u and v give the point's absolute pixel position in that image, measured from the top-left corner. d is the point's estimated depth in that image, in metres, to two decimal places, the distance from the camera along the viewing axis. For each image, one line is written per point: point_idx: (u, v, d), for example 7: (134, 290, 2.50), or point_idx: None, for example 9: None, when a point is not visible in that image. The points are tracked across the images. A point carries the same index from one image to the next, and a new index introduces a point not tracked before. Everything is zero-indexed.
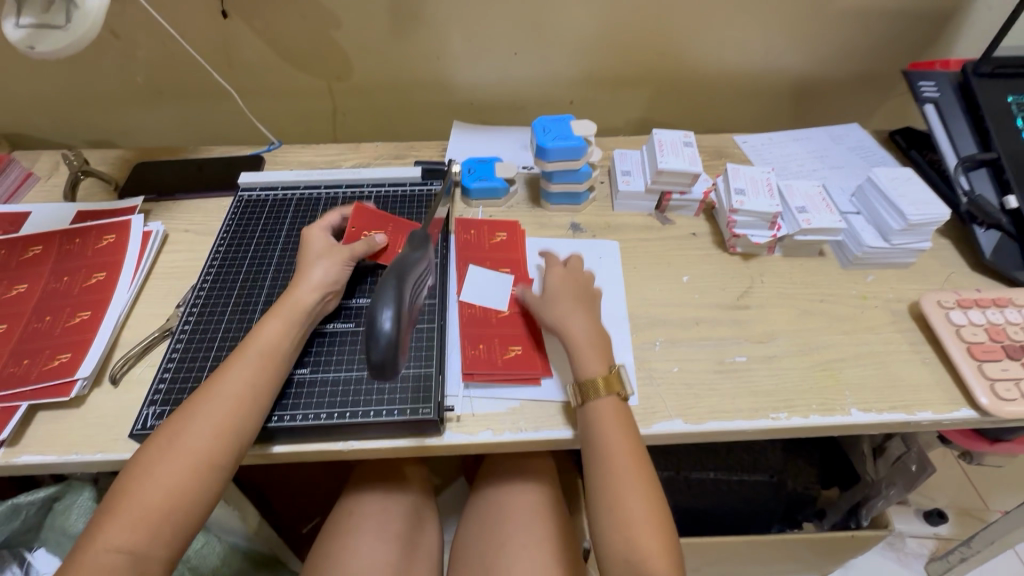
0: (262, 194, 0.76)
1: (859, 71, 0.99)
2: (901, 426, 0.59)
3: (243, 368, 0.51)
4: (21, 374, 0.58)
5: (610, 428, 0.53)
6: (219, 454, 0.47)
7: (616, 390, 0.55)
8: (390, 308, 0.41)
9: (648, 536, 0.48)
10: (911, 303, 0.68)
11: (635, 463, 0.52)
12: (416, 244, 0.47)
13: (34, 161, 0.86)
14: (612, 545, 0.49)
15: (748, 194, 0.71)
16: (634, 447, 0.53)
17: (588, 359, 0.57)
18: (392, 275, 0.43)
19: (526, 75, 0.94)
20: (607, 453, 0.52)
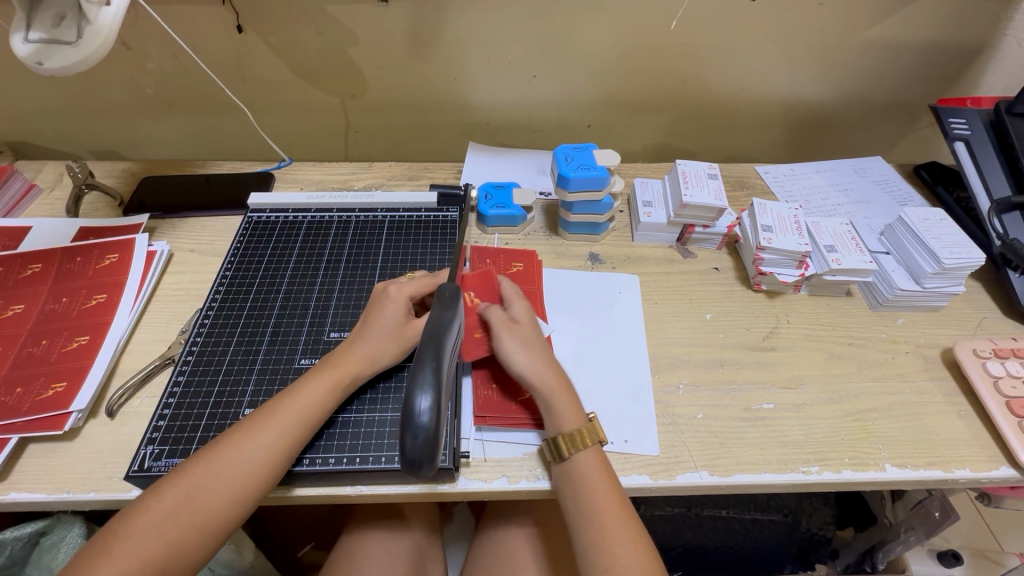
0: (271, 216, 0.73)
1: (883, 104, 0.97)
2: (936, 484, 0.56)
3: (281, 430, 0.48)
4: (13, 404, 0.55)
5: (594, 481, 0.49)
6: (232, 516, 0.44)
7: (594, 440, 0.51)
8: (428, 395, 0.41)
9: None
10: (943, 349, 0.66)
11: (619, 510, 0.48)
12: (445, 303, 0.47)
13: (38, 173, 0.83)
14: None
15: (775, 231, 0.69)
16: (615, 492, 0.49)
17: (560, 410, 0.52)
18: (431, 352, 0.43)
19: (544, 98, 0.93)
20: (589, 504, 0.48)
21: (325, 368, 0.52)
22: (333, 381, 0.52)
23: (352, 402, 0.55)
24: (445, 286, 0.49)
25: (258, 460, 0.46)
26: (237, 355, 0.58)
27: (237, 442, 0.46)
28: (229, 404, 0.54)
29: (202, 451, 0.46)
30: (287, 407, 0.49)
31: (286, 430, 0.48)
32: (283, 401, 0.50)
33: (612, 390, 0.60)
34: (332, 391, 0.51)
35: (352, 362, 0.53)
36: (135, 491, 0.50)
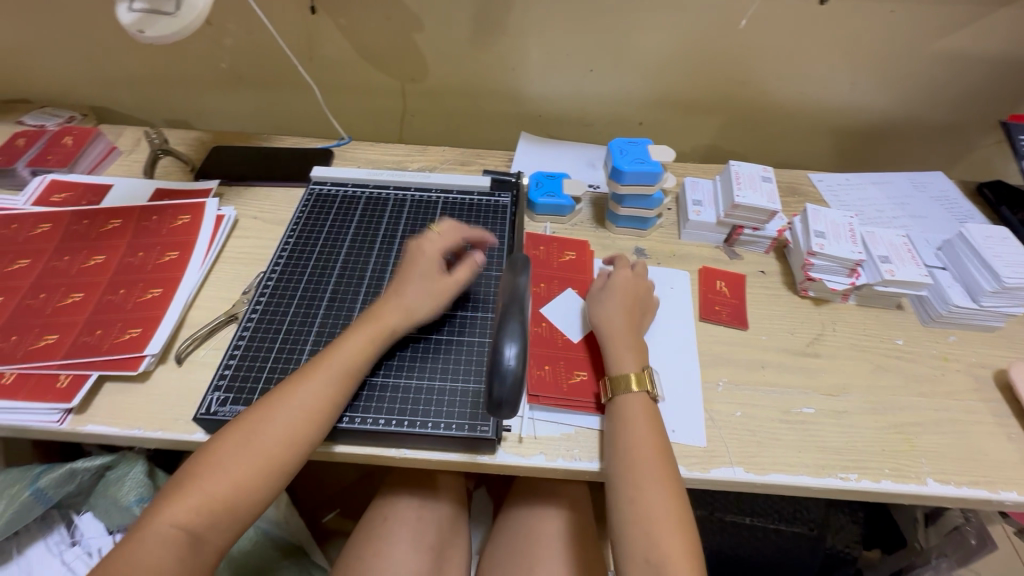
0: (332, 190, 0.77)
1: (948, 118, 0.94)
2: (980, 504, 0.55)
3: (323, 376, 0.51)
4: (94, 344, 0.59)
5: (637, 428, 0.52)
6: (288, 459, 0.48)
7: (646, 388, 0.55)
8: (514, 346, 0.47)
9: (671, 540, 0.47)
10: (996, 370, 0.64)
11: (661, 464, 0.50)
12: (518, 269, 0.54)
13: (118, 136, 0.89)
14: (634, 549, 0.47)
15: (828, 237, 0.68)
16: (661, 453, 0.51)
17: (621, 355, 0.57)
18: (514, 309, 0.50)
19: (599, 92, 0.93)
20: (636, 447, 0.51)
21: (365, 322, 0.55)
22: (373, 335, 0.54)
23: (394, 367, 0.57)
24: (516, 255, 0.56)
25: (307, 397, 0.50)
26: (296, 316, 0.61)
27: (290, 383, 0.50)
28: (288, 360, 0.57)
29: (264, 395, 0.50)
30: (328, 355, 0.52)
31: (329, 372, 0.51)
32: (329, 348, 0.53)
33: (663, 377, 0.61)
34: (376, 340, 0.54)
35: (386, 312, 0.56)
36: (200, 433, 0.54)
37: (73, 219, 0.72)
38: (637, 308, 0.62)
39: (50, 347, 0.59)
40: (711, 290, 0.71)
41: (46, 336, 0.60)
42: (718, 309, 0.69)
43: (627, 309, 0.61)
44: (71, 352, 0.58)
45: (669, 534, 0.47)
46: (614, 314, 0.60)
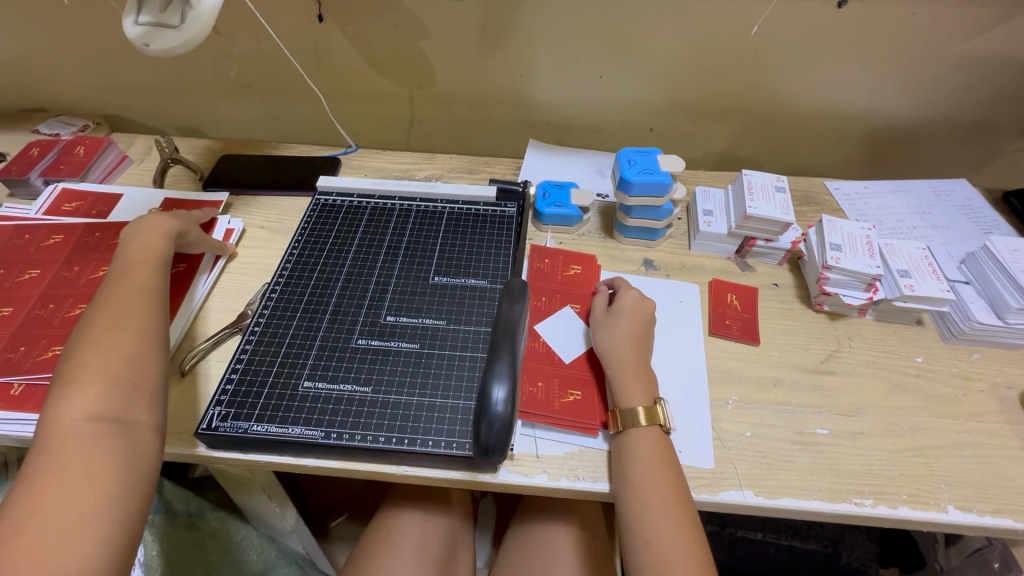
0: (338, 200, 0.76)
1: (972, 122, 0.91)
2: (1004, 534, 0.53)
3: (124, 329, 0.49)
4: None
5: (649, 463, 0.51)
6: None
7: (658, 422, 0.53)
8: (504, 386, 0.50)
9: None
10: (1022, 391, 0.61)
11: (675, 501, 0.49)
12: (515, 297, 0.57)
13: (130, 145, 0.90)
14: None
15: (844, 250, 0.66)
16: (675, 489, 0.50)
17: (630, 388, 0.55)
18: (506, 339, 0.52)
19: (608, 99, 0.92)
20: (648, 484, 0.50)
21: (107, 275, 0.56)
22: None
23: (394, 381, 0.56)
24: (513, 282, 0.58)
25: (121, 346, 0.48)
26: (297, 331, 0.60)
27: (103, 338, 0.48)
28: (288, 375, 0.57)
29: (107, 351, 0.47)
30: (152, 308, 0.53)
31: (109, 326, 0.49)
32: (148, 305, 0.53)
33: (672, 395, 0.60)
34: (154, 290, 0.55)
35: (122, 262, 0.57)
36: (202, 447, 0.54)
37: (85, 232, 0.73)
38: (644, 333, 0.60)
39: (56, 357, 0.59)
40: (721, 304, 0.69)
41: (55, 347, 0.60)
42: (729, 323, 0.67)
43: (636, 336, 0.59)
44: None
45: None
46: (624, 344, 0.58)
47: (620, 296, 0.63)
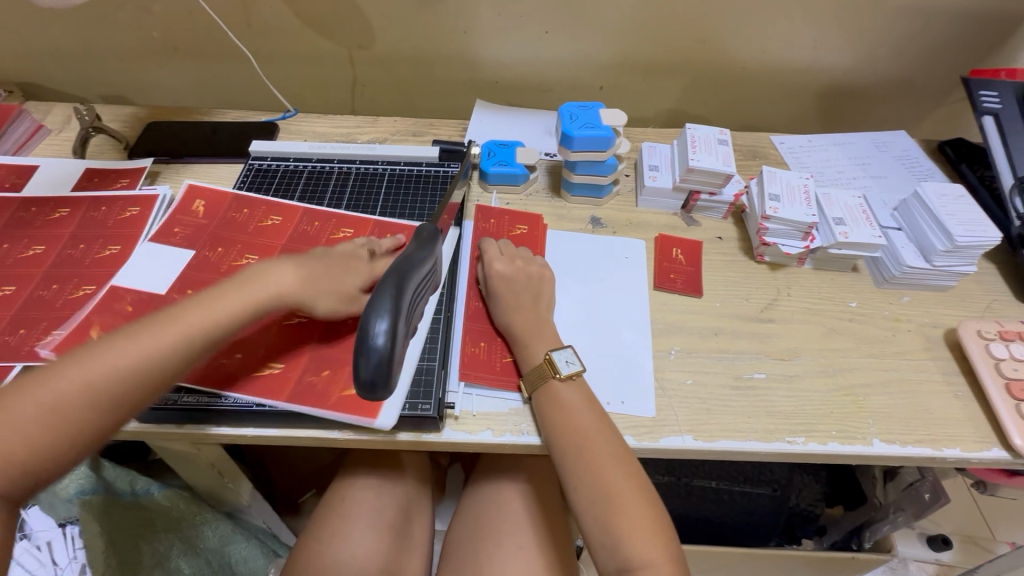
0: (273, 164, 0.73)
1: (913, 74, 0.92)
2: (924, 462, 0.56)
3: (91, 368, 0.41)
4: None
5: (577, 413, 0.52)
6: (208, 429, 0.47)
7: (555, 372, 0.54)
8: (385, 320, 0.39)
9: (630, 518, 0.46)
10: (946, 330, 0.64)
11: (609, 446, 0.50)
12: (422, 242, 0.46)
13: (46, 113, 0.84)
14: (594, 533, 0.47)
15: (783, 200, 0.67)
16: (605, 432, 0.51)
17: (530, 347, 0.56)
18: (390, 281, 0.41)
19: (556, 56, 0.90)
20: (579, 433, 0.50)
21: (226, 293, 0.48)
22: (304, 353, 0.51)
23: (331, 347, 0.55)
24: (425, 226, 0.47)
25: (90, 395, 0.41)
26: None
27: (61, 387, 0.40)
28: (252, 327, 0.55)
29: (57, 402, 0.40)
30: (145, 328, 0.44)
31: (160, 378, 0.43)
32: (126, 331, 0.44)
33: (615, 349, 0.61)
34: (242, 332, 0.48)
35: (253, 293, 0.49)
36: (132, 424, 0.52)
37: (20, 206, 0.69)
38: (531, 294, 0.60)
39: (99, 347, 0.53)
40: (666, 258, 0.69)
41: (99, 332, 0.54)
42: (673, 277, 0.67)
43: (525, 301, 0.59)
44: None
45: (629, 512, 0.47)
46: (521, 311, 0.58)
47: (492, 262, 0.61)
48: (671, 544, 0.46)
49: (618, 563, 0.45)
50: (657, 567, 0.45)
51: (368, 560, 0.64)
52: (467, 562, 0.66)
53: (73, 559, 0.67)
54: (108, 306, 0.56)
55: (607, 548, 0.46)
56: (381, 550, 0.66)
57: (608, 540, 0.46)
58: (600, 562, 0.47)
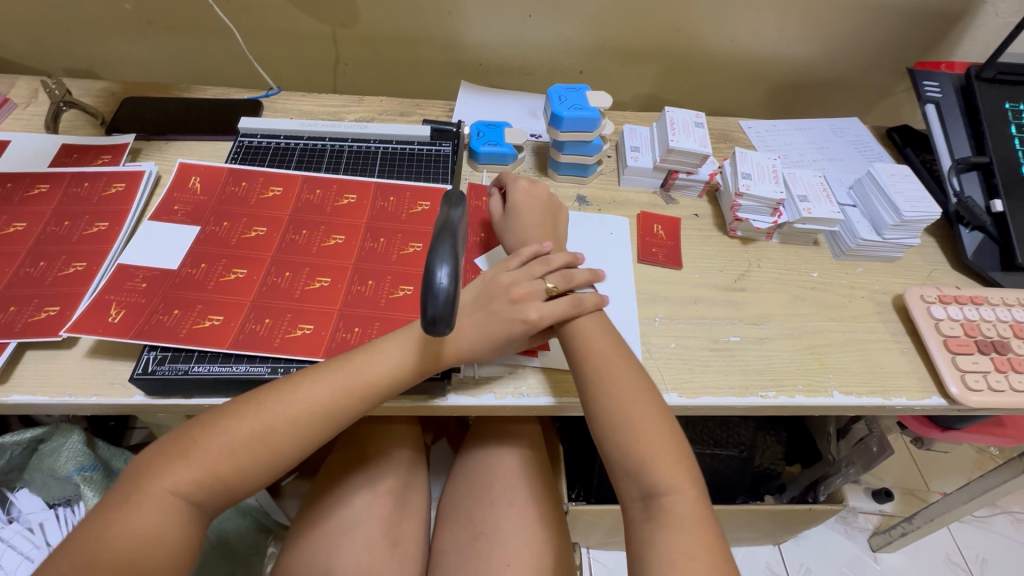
0: (263, 142, 0.73)
1: (865, 66, 1.00)
2: (876, 410, 0.63)
3: (227, 446, 0.46)
4: (172, 326, 0.54)
5: (598, 344, 0.55)
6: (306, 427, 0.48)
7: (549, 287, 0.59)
8: (446, 265, 0.41)
9: (653, 441, 0.50)
10: (894, 296, 0.72)
11: (630, 375, 0.54)
12: (453, 203, 0.46)
13: (10, 86, 0.80)
14: (620, 457, 0.51)
15: (754, 178, 0.73)
16: (623, 361, 0.55)
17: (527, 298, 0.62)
18: (445, 233, 0.43)
19: (539, 40, 0.92)
20: (601, 365, 0.54)
21: (333, 372, 0.50)
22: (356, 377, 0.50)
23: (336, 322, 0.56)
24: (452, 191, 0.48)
25: (226, 464, 0.46)
26: (276, 253, 0.61)
27: (208, 453, 0.46)
28: (274, 293, 0.58)
29: (205, 468, 0.45)
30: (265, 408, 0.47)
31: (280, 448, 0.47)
32: (248, 408, 0.47)
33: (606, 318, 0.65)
34: (343, 407, 0.49)
35: (361, 368, 0.50)
36: (138, 396, 0.53)
37: None
38: (546, 225, 0.65)
39: (108, 325, 0.54)
40: (648, 234, 0.74)
41: (115, 311, 0.55)
42: (656, 251, 0.72)
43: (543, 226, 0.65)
44: (146, 332, 0.54)
45: (651, 433, 0.50)
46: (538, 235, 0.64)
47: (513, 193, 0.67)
48: (690, 468, 0.50)
49: (642, 490, 0.49)
50: (679, 491, 0.48)
51: (372, 523, 0.67)
52: (468, 522, 0.69)
53: None
54: (121, 285, 0.57)
55: (630, 472, 0.50)
56: (383, 514, 0.68)
57: (631, 467, 0.50)
58: (623, 488, 0.50)
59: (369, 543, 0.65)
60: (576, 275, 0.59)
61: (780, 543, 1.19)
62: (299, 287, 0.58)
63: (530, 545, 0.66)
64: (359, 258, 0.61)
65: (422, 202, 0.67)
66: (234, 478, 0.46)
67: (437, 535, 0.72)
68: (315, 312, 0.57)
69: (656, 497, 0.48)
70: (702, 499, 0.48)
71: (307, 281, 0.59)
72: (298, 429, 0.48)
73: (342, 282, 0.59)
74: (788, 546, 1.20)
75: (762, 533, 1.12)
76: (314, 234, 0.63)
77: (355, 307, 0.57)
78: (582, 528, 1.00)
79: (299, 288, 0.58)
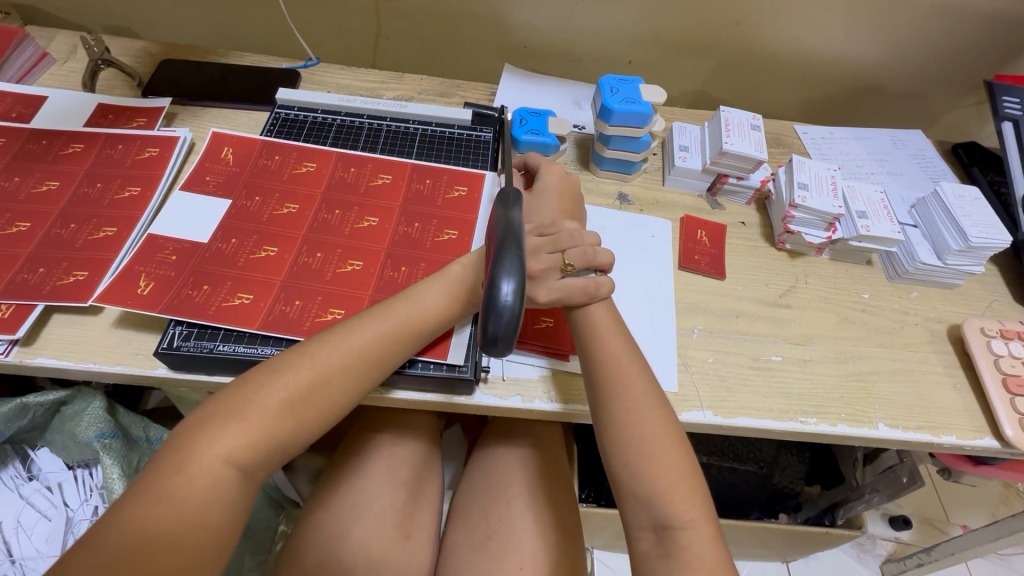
0: (299, 115, 0.71)
1: (934, 75, 0.94)
2: (922, 446, 0.60)
3: (281, 394, 0.44)
4: (200, 302, 0.53)
5: (618, 358, 0.53)
6: (357, 375, 0.47)
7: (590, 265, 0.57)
8: (509, 281, 0.42)
9: (670, 471, 0.48)
10: (950, 325, 0.68)
11: (648, 395, 0.51)
12: (509, 204, 0.48)
13: (50, 40, 0.78)
14: (631, 482, 0.49)
15: (811, 190, 0.68)
16: (643, 378, 0.52)
17: None
18: (510, 241, 0.44)
19: (590, 25, 0.88)
20: (621, 382, 0.52)
21: (381, 317, 0.49)
22: (396, 326, 0.49)
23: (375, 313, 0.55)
24: (508, 187, 0.50)
25: (285, 417, 0.44)
26: (308, 232, 0.59)
27: (262, 407, 0.44)
28: (305, 274, 0.56)
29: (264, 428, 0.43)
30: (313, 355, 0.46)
31: (334, 390, 0.46)
32: (299, 360, 0.46)
33: (646, 328, 0.62)
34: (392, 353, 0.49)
35: (403, 315, 0.50)
36: (161, 370, 0.52)
37: (30, 138, 0.65)
38: (566, 199, 0.63)
39: (136, 297, 0.53)
40: (691, 239, 0.70)
41: (145, 283, 0.54)
42: (698, 258, 0.69)
43: (562, 208, 0.62)
44: (174, 307, 0.52)
45: (666, 462, 0.48)
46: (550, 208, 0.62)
47: (536, 171, 0.65)
48: (702, 500, 0.47)
49: (653, 519, 0.47)
50: (694, 528, 0.46)
51: (385, 514, 0.66)
52: (482, 520, 0.68)
53: (85, 502, 0.66)
54: (150, 257, 0.56)
55: (639, 498, 0.48)
56: (396, 505, 0.67)
57: (644, 495, 0.48)
58: (632, 516, 0.49)
59: (381, 533, 0.65)
60: (571, 248, 0.55)
61: (789, 561, 1.16)
62: (330, 270, 0.56)
63: (543, 552, 0.64)
64: (393, 243, 0.59)
65: (460, 187, 0.65)
66: (296, 432, 0.45)
67: (448, 531, 0.70)
68: (346, 296, 0.55)
69: (671, 531, 0.46)
70: (718, 538, 0.47)
71: (338, 264, 0.57)
72: (350, 377, 0.47)
73: (374, 267, 0.57)
74: (797, 566, 1.17)
75: (773, 551, 1.09)
76: (347, 214, 0.61)
77: (387, 293, 0.55)
78: (591, 529, 0.99)
79: (330, 271, 0.56)
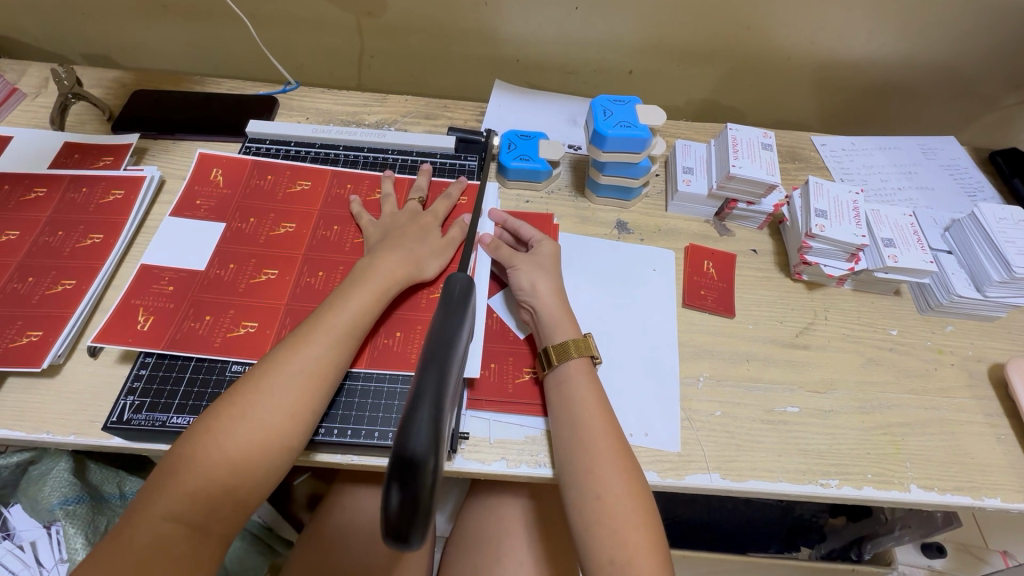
0: (272, 148, 0.67)
1: (967, 75, 0.85)
2: (960, 508, 0.53)
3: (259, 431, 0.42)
4: (205, 334, 0.52)
5: (587, 401, 0.50)
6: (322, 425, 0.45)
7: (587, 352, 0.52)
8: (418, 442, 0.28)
9: (635, 528, 0.44)
10: (991, 364, 0.60)
11: (614, 442, 0.48)
12: (452, 308, 0.37)
13: (21, 74, 0.75)
14: (598, 543, 0.44)
15: (830, 217, 0.61)
16: (609, 425, 0.49)
17: (559, 324, 0.53)
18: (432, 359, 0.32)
19: (585, 35, 0.82)
20: (585, 428, 0.48)
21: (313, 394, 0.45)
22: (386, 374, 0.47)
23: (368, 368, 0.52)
24: (454, 282, 0.39)
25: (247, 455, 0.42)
26: (307, 251, 0.58)
27: (208, 471, 0.40)
28: (307, 294, 0.55)
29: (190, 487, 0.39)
30: (246, 404, 0.43)
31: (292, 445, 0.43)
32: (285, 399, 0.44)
33: (646, 377, 0.56)
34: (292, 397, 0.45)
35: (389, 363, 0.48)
36: (116, 440, 0.48)
37: None
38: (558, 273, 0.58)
39: (129, 329, 0.52)
40: (697, 271, 0.64)
41: (144, 315, 0.53)
42: (704, 294, 0.62)
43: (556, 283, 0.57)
44: (178, 342, 0.51)
45: (630, 516, 0.44)
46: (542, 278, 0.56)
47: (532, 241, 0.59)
48: (663, 562, 0.43)
49: None
50: None
51: None
52: None
53: (58, 561, 0.64)
54: (146, 288, 0.54)
55: (614, 565, 0.43)
56: None
57: (619, 556, 0.43)
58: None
59: None
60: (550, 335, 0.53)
61: None
62: None
63: None
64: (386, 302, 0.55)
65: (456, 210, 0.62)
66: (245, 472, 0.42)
67: None
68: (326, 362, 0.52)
69: None
70: None
71: None
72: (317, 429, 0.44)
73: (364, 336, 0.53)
74: None
75: None
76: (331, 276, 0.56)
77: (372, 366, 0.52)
78: None
79: None
